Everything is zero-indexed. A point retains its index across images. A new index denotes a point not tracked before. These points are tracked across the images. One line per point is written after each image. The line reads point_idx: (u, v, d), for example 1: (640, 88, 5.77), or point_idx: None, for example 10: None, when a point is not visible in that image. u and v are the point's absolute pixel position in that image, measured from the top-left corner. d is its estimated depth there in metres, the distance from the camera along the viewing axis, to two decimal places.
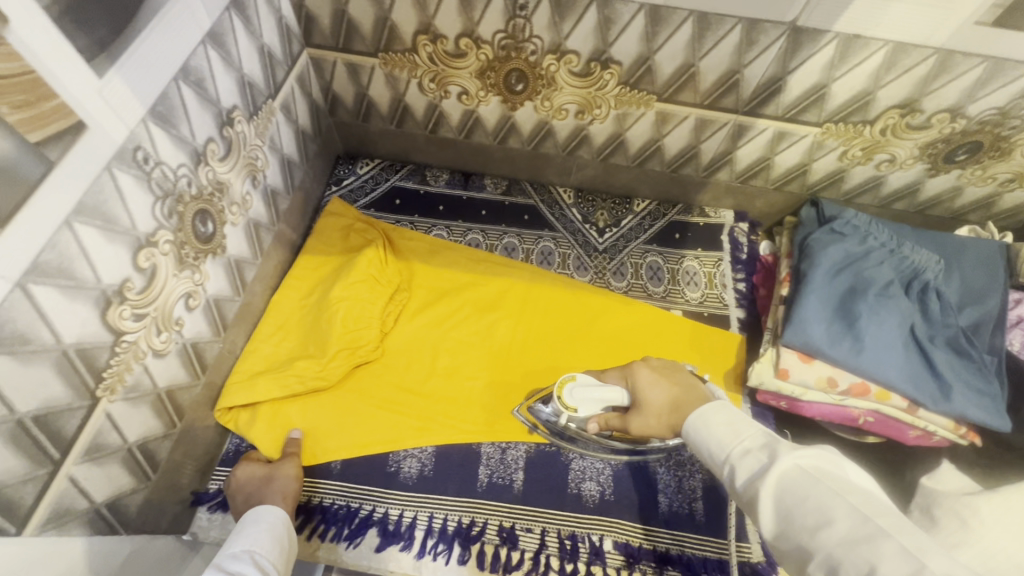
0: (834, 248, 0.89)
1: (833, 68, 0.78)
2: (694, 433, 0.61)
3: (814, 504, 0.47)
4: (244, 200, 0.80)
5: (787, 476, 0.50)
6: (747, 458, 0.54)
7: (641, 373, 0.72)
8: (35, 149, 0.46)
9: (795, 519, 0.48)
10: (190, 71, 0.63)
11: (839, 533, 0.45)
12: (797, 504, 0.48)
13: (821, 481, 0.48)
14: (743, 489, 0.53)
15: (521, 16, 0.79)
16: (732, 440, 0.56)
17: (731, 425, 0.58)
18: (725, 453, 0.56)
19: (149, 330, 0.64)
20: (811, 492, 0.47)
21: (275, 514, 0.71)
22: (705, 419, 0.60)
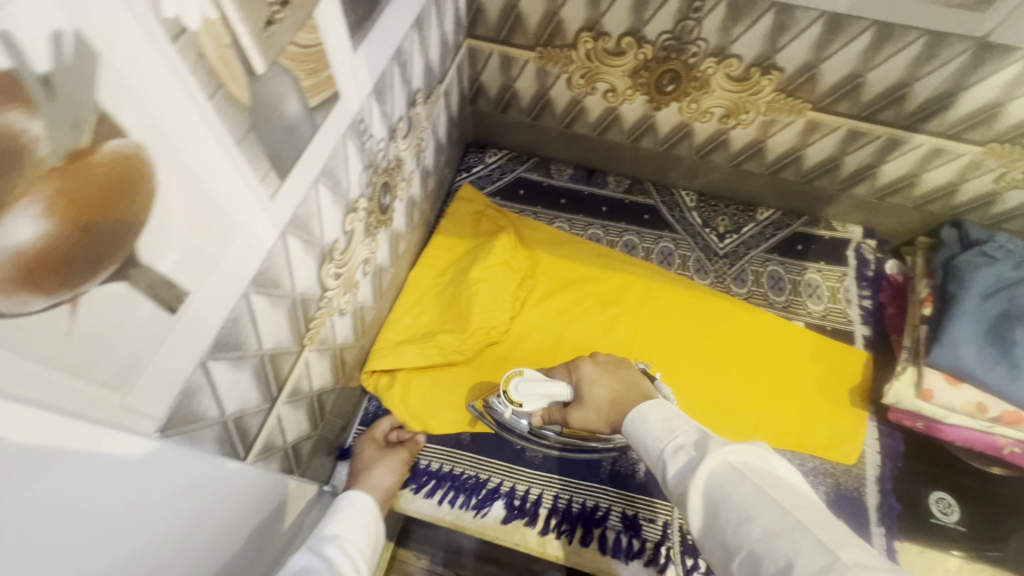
0: (987, 271, 0.86)
1: (1014, 86, 0.76)
2: (632, 429, 0.65)
3: (740, 502, 0.51)
4: (410, 178, 0.85)
5: (717, 472, 0.54)
6: (679, 454, 0.59)
7: (585, 369, 0.79)
8: (311, 113, 0.51)
9: (720, 515, 0.52)
10: (401, 54, 0.69)
11: (758, 529, 0.49)
12: (722, 501, 0.52)
13: (745, 479, 0.52)
14: (674, 481, 0.58)
15: (693, 19, 0.81)
16: (665, 436, 0.61)
17: (666, 421, 0.62)
18: (659, 448, 0.61)
19: (340, 289, 0.70)
20: (738, 488, 0.52)
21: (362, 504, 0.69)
22: (644, 417, 0.64)
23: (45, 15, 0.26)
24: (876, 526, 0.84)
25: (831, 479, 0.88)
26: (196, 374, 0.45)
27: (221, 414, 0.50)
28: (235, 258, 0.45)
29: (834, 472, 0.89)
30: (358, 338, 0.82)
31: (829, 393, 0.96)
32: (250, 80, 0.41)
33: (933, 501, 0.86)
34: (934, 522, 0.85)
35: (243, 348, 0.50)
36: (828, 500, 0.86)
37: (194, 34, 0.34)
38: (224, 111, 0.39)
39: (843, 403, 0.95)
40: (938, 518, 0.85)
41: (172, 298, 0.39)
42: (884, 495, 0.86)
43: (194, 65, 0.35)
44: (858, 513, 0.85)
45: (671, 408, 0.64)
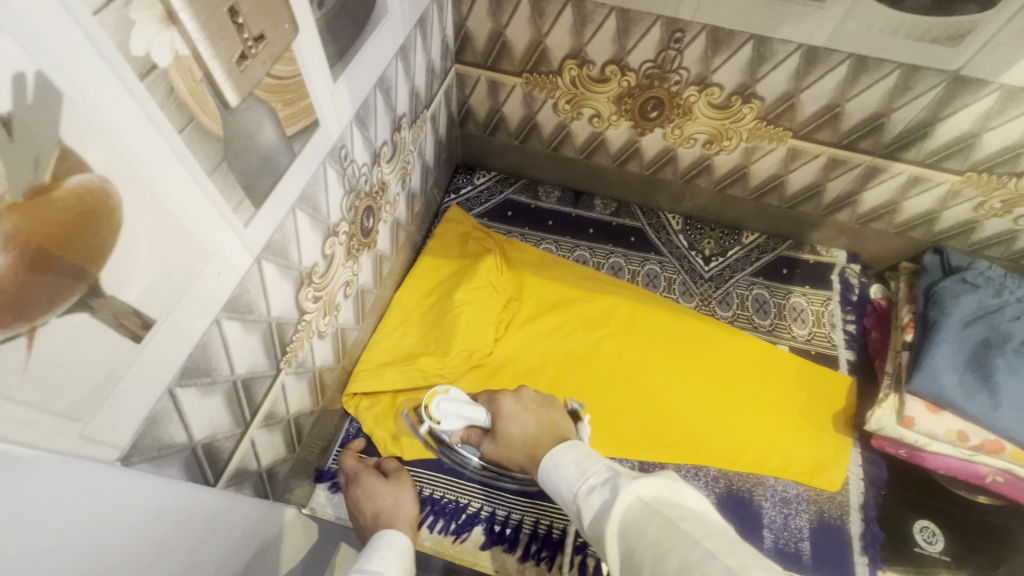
0: (967, 298, 0.87)
1: (988, 118, 0.77)
2: (546, 476, 0.62)
3: (656, 541, 0.47)
4: (394, 201, 0.86)
5: (630, 511, 0.51)
6: (592, 496, 0.55)
7: (505, 404, 0.74)
8: (288, 142, 0.52)
9: (636, 555, 0.48)
10: (384, 81, 0.70)
11: (672, 566, 0.45)
12: (642, 546, 0.48)
13: (658, 512, 0.49)
14: (591, 526, 0.54)
15: (674, 48, 0.83)
16: (576, 481, 0.58)
17: (578, 464, 0.59)
18: (573, 493, 0.57)
19: (320, 312, 0.70)
20: (651, 527, 0.48)
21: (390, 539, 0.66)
22: (555, 463, 0.61)
23: (10, 59, 0.27)
24: (859, 556, 0.83)
25: (815, 506, 0.88)
26: (163, 402, 0.44)
27: (189, 440, 0.50)
28: (206, 285, 0.45)
29: (818, 500, 0.88)
30: (339, 359, 0.82)
31: (813, 418, 0.95)
32: (224, 112, 0.42)
33: (917, 529, 0.86)
34: (918, 551, 0.84)
35: (213, 374, 0.50)
36: (810, 527, 0.86)
37: (164, 71, 0.35)
38: (196, 144, 0.40)
39: (827, 428, 0.94)
40: (922, 547, 0.84)
41: (137, 326, 0.39)
42: (867, 523, 0.86)
43: (165, 100, 0.36)
44: (841, 542, 0.85)
45: (582, 449, 0.62)
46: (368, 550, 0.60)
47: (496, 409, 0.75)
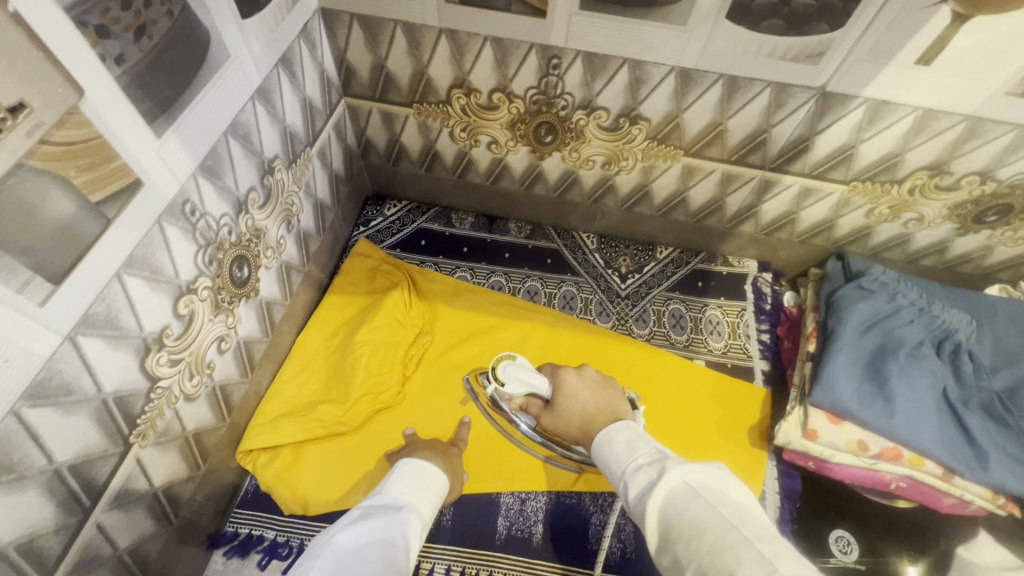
0: (862, 305, 0.88)
1: (861, 130, 0.79)
2: (601, 452, 0.65)
3: (696, 519, 0.50)
4: (278, 244, 0.82)
5: (674, 490, 0.53)
6: (639, 474, 0.58)
7: (569, 378, 0.77)
8: (95, 209, 0.48)
9: (673, 531, 0.51)
10: (238, 126, 0.66)
11: (705, 542, 0.48)
12: (682, 523, 0.50)
13: (698, 496, 0.51)
14: (636, 501, 0.56)
15: (554, 74, 0.81)
16: (628, 458, 0.61)
17: (629, 443, 0.63)
18: (624, 471, 0.60)
19: (182, 375, 0.65)
20: (692, 505, 0.51)
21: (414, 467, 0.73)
22: (608, 440, 0.65)
23: None
24: None
25: None
26: None
27: None
28: None
29: None
30: (223, 418, 0.77)
31: (731, 434, 0.95)
32: None
33: (832, 539, 0.86)
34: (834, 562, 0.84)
35: (20, 470, 0.46)
36: None
37: None
38: None
39: (743, 442, 0.94)
40: (838, 558, 0.85)
41: None
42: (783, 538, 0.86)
43: None
44: None
45: (635, 430, 0.65)
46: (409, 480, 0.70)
47: (559, 382, 0.77)
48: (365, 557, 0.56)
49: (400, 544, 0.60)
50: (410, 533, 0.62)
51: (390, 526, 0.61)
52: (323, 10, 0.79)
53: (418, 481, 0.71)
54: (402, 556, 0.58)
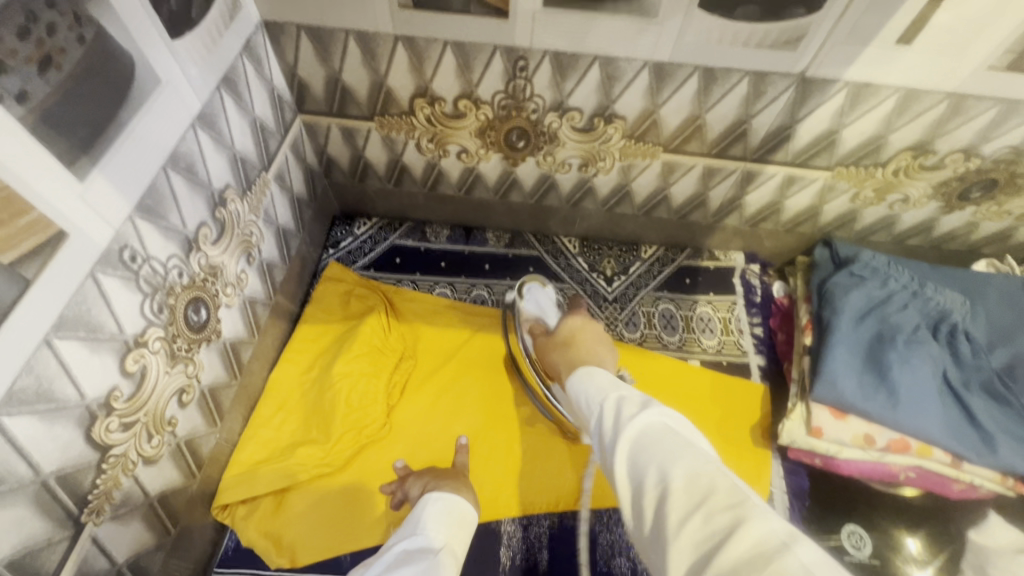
0: (856, 293, 0.85)
1: (843, 115, 0.76)
2: (579, 385, 0.62)
3: (670, 448, 0.47)
4: (239, 279, 0.76)
5: (655, 424, 0.50)
6: (620, 404, 0.54)
7: (576, 318, 0.80)
8: (10, 272, 0.41)
9: (646, 458, 0.47)
10: (180, 158, 0.59)
11: (679, 470, 0.45)
12: (654, 449, 0.47)
13: (679, 435, 0.49)
14: (609, 425, 0.53)
15: (522, 77, 0.77)
16: (610, 388, 0.58)
17: (614, 382, 0.59)
18: (602, 399, 0.57)
19: (139, 438, 0.59)
20: (670, 439, 0.48)
21: (437, 501, 0.69)
22: (591, 373, 0.62)
23: None
24: None
25: None
26: None
27: None
28: None
29: None
30: (192, 475, 0.71)
31: (732, 435, 0.92)
32: None
33: (846, 535, 0.84)
34: (849, 559, 0.82)
35: None
36: None
37: None
38: None
39: (746, 442, 0.92)
40: (853, 555, 0.82)
41: None
42: None
43: None
44: None
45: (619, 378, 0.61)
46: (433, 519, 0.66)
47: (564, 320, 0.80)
48: None
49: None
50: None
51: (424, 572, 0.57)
52: (267, 23, 0.73)
53: (446, 519, 0.67)
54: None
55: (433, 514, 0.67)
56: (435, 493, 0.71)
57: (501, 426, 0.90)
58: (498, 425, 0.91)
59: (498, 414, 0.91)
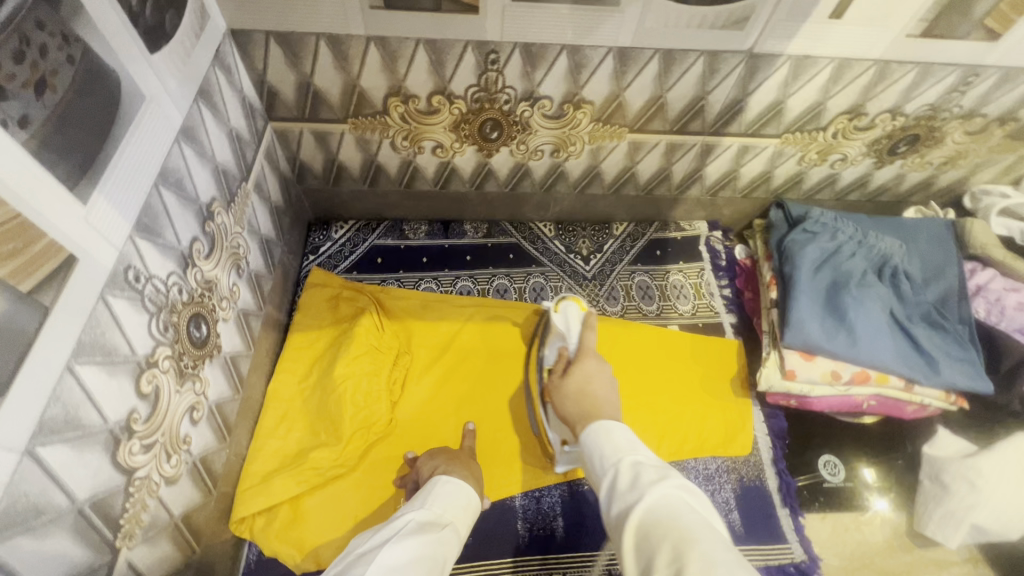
0: (811, 247, 0.94)
1: (787, 85, 0.84)
2: (594, 439, 0.66)
3: (684, 526, 0.48)
4: (232, 292, 0.75)
5: (669, 497, 0.52)
6: (637, 471, 0.58)
7: (590, 363, 0.80)
8: (30, 300, 0.41)
9: (658, 532, 0.49)
10: (168, 174, 0.59)
11: (693, 554, 0.45)
12: (667, 522, 0.49)
13: (692, 514, 0.50)
14: (624, 491, 0.56)
15: (493, 70, 0.80)
16: (627, 450, 0.61)
17: (631, 443, 0.63)
18: (618, 460, 0.60)
19: (159, 458, 0.59)
20: (686, 515, 0.49)
21: (446, 484, 0.71)
22: (608, 431, 0.65)
23: None
24: (781, 508, 0.90)
25: (735, 474, 0.93)
26: None
27: None
28: None
29: (736, 467, 0.93)
30: (208, 492, 0.71)
31: (713, 388, 1.00)
32: None
33: (822, 464, 0.95)
34: (826, 484, 0.93)
35: None
36: (736, 496, 0.91)
37: None
38: None
39: (727, 394, 0.99)
40: (829, 480, 0.94)
41: None
42: (781, 476, 0.93)
43: None
44: (764, 502, 0.90)
45: (635, 438, 0.64)
46: (440, 497, 0.69)
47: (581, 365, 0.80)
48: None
49: (438, 567, 0.58)
50: (445, 555, 0.61)
51: (434, 547, 0.60)
52: (233, 32, 0.72)
53: (455, 501, 0.69)
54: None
55: (440, 493, 0.69)
56: (445, 476, 0.73)
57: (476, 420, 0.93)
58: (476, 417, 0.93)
59: (486, 413, 0.93)
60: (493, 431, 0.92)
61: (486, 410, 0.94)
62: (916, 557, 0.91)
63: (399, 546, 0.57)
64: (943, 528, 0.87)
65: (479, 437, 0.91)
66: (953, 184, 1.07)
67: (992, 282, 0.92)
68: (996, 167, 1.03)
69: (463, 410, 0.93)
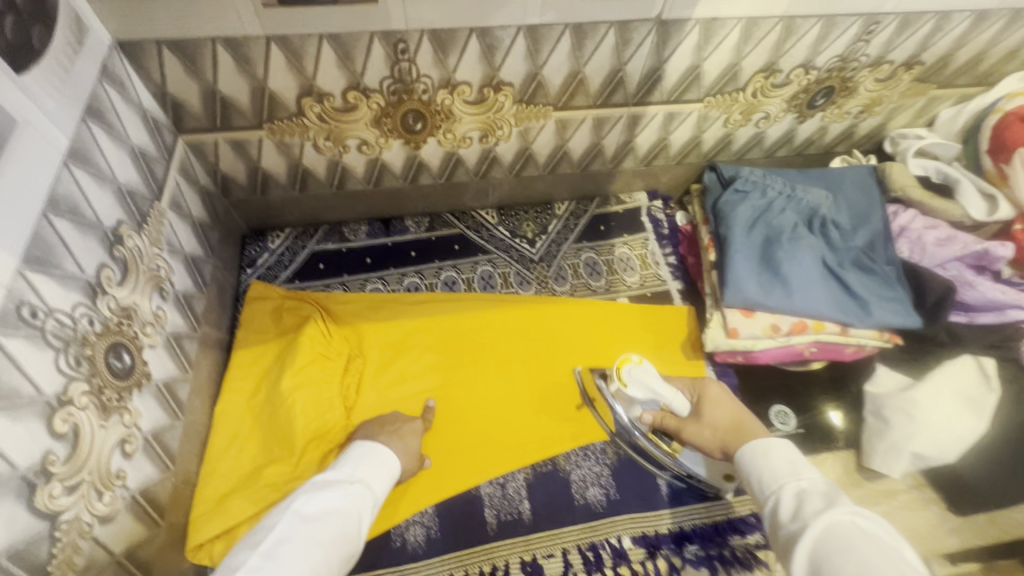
0: (743, 207, 0.97)
1: (701, 50, 0.84)
2: (751, 461, 0.64)
3: (865, 558, 0.46)
4: (157, 317, 0.72)
5: (840, 525, 0.50)
6: (800, 497, 0.56)
7: (710, 388, 0.77)
8: None
9: (831, 563, 0.47)
10: (60, 201, 0.56)
11: None
12: (839, 553, 0.47)
13: (871, 543, 0.47)
14: (788, 519, 0.55)
15: (405, 60, 0.78)
16: (787, 475, 0.59)
17: (790, 463, 0.60)
18: (779, 485, 0.58)
19: (89, 498, 0.56)
20: (863, 546, 0.47)
21: (366, 446, 0.73)
22: (767, 452, 0.63)
23: None
24: None
25: None
26: None
27: None
28: None
29: None
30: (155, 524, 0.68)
31: (664, 355, 1.02)
32: None
33: (773, 414, 0.98)
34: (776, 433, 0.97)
35: None
36: None
37: None
38: None
39: (678, 359, 1.02)
40: (779, 428, 0.97)
41: None
42: None
43: None
44: None
45: (799, 455, 0.62)
46: (358, 456, 0.71)
47: (704, 393, 0.77)
48: (324, 528, 0.58)
49: (352, 524, 0.61)
50: (361, 511, 0.64)
51: (344, 500, 0.63)
52: (120, 43, 0.69)
53: (371, 457, 0.71)
54: (355, 534, 0.60)
55: (361, 454, 0.71)
56: (366, 442, 0.74)
57: (474, 404, 0.94)
58: (467, 402, 0.95)
59: (554, 392, 0.97)
60: (525, 412, 0.94)
61: (483, 397, 0.95)
62: (865, 491, 0.96)
63: (310, 503, 0.60)
64: (887, 460, 0.91)
65: (438, 431, 0.92)
66: (872, 132, 1.11)
67: (913, 222, 0.96)
68: (910, 111, 1.07)
69: (486, 395, 0.95)
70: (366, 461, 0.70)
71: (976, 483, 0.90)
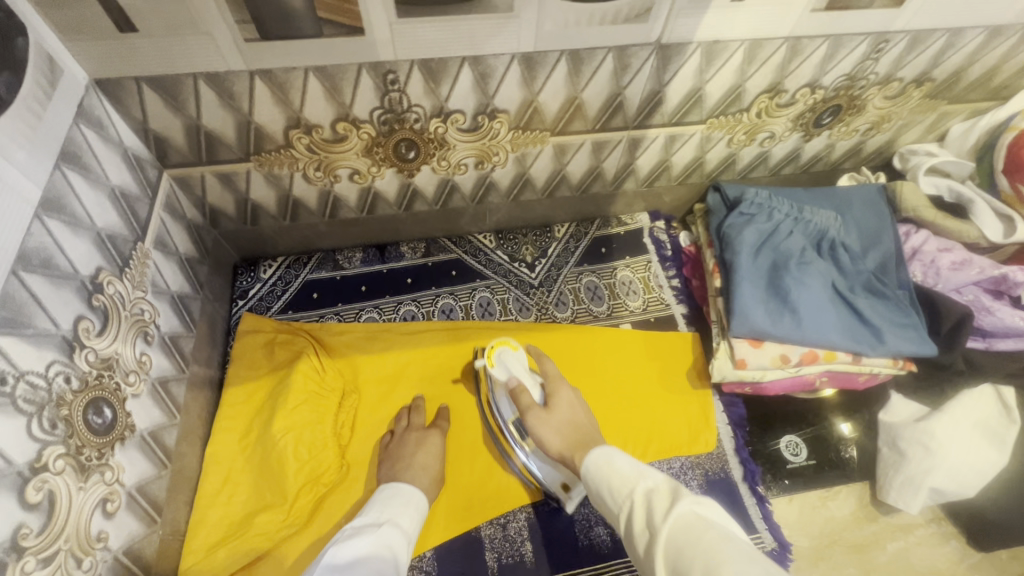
0: (749, 231, 0.92)
1: (702, 72, 0.81)
2: (597, 477, 0.64)
3: (709, 547, 0.47)
4: (141, 363, 0.70)
5: (686, 519, 0.51)
6: (647, 496, 0.57)
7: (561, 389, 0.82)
8: None
9: (687, 559, 0.48)
10: (31, 255, 0.53)
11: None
12: (692, 548, 0.48)
13: (711, 526, 0.49)
14: (643, 528, 0.55)
15: (395, 90, 0.75)
16: (631, 478, 0.60)
17: (631, 465, 0.62)
18: (628, 492, 0.59)
19: (65, 567, 0.54)
20: (705, 533, 0.49)
21: (395, 487, 0.77)
22: (607, 460, 0.65)
23: None
24: (749, 499, 0.90)
25: (700, 470, 0.92)
26: None
27: None
28: None
29: (700, 463, 0.93)
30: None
31: (668, 384, 0.99)
32: None
33: (784, 446, 0.95)
34: (791, 466, 0.94)
35: None
36: (703, 492, 0.90)
37: None
38: None
39: (684, 388, 0.99)
40: (793, 461, 0.94)
41: None
42: (745, 464, 0.92)
43: None
44: (732, 494, 0.90)
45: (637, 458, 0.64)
46: (384, 500, 0.74)
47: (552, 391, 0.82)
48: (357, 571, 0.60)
49: (389, 564, 0.63)
50: (396, 548, 0.66)
51: (375, 544, 0.65)
52: (97, 81, 0.66)
53: (396, 500, 0.74)
54: (392, 570, 0.62)
55: (386, 497, 0.74)
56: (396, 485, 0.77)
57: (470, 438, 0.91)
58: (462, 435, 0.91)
59: None
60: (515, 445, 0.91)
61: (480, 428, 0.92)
62: (881, 525, 0.93)
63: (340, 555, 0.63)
64: (904, 495, 0.88)
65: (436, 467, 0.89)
66: (881, 147, 1.08)
67: (925, 244, 0.93)
68: (920, 126, 1.03)
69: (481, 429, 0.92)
70: (390, 504, 0.73)
71: (997, 518, 0.86)
